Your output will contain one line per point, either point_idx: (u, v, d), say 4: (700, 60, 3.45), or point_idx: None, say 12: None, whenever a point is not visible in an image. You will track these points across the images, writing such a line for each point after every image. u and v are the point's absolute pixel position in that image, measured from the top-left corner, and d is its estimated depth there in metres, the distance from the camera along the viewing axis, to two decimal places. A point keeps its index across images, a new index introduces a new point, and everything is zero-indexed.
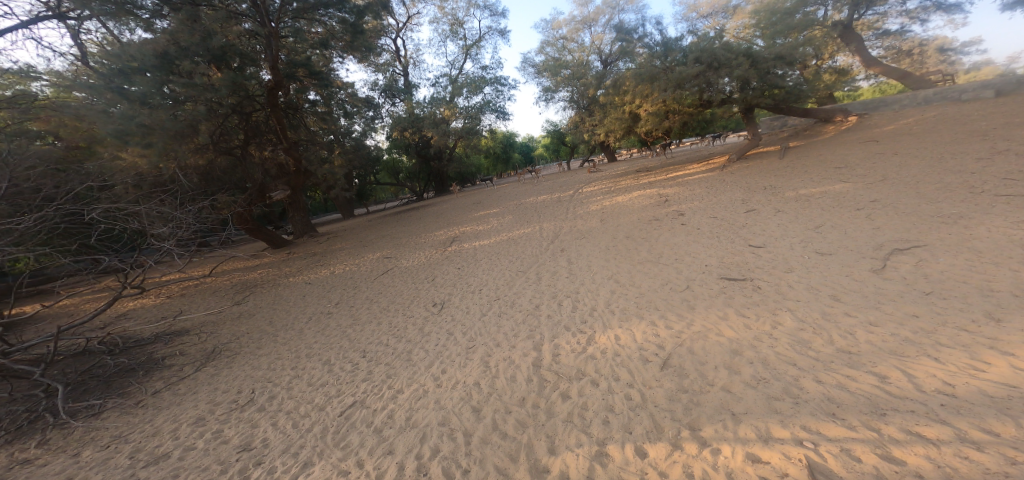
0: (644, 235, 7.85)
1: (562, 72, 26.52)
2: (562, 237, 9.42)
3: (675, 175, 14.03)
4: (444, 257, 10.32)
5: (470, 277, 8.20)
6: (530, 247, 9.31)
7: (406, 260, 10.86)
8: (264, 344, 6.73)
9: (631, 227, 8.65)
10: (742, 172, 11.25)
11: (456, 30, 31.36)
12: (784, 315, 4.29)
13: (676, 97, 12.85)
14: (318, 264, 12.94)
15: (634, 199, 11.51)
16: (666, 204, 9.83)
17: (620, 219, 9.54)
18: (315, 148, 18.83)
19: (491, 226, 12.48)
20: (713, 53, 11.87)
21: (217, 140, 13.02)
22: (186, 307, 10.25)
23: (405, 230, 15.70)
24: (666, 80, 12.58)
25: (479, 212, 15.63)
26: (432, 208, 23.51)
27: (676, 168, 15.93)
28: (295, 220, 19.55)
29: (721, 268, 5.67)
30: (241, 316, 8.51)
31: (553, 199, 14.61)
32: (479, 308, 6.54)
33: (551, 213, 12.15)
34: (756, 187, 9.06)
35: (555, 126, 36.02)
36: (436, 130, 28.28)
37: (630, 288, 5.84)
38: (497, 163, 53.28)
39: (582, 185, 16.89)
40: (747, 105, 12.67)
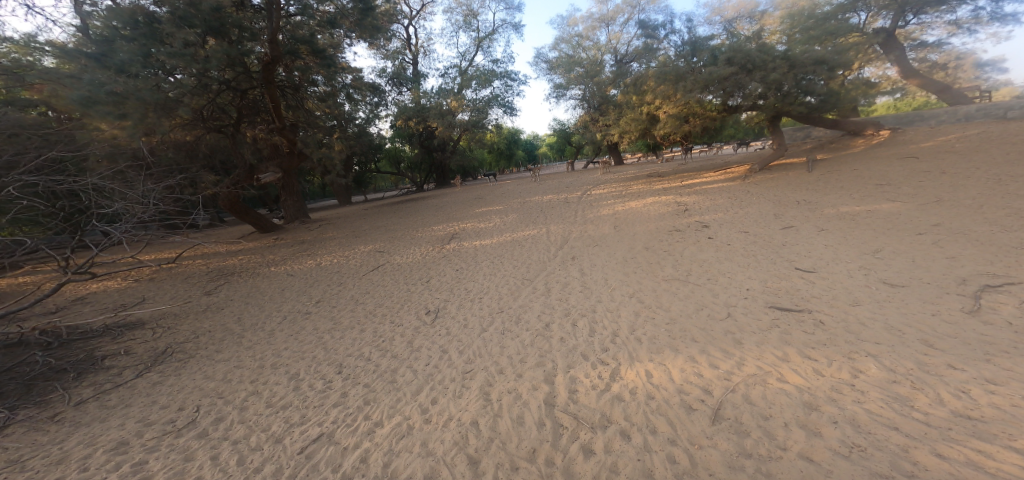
0: (668, 246, 6.99)
1: (576, 69, 25.67)
2: (573, 242, 8.55)
3: (692, 183, 13.21)
4: (442, 256, 9.42)
5: (469, 281, 7.31)
6: (536, 251, 8.43)
7: (400, 256, 9.94)
8: (225, 347, 5.82)
9: (651, 236, 7.78)
10: (768, 184, 10.45)
11: (470, 21, 30.44)
12: (865, 363, 3.44)
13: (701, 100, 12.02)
14: (304, 253, 11.97)
15: (650, 205, 10.64)
16: (688, 213, 8.97)
17: (639, 226, 8.67)
18: (312, 132, 17.84)
19: (495, 224, 11.57)
20: (747, 54, 11.08)
21: (207, 117, 11.95)
22: (153, 294, 9.30)
23: (401, 222, 14.75)
24: (694, 81, 11.76)
25: (482, 208, 14.69)
26: (432, 200, 22.55)
27: (691, 175, 15.13)
28: (287, 205, 18.55)
29: (766, 292, 4.82)
30: (208, 310, 7.59)
31: (561, 199, 13.76)
32: (479, 322, 5.66)
33: (559, 215, 11.25)
34: (789, 200, 8.23)
35: (563, 125, 35.18)
36: (441, 121, 27.32)
37: (659, 310, 4.97)
38: (500, 160, 52.42)
39: (591, 187, 16.06)
40: (777, 112, 11.86)
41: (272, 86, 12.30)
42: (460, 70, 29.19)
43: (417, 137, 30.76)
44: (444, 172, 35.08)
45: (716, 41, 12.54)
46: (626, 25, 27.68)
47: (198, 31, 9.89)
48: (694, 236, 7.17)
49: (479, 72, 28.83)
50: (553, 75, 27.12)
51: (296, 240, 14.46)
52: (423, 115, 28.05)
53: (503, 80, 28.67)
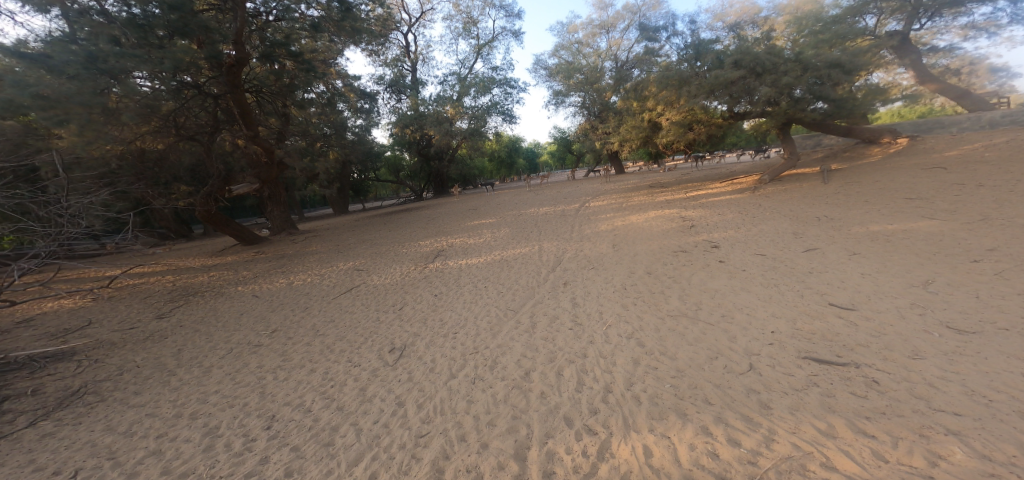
0: (674, 270, 6.09)
1: (576, 76, 24.99)
2: (566, 263, 7.67)
3: (696, 194, 12.34)
4: (422, 276, 8.52)
5: (446, 310, 6.43)
6: (525, 274, 7.52)
7: (378, 276, 9.03)
8: (147, 389, 4.98)
9: (654, 258, 6.87)
10: (780, 196, 9.56)
11: (469, 28, 29.95)
12: (945, 444, 2.46)
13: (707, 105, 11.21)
14: (278, 270, 11.06)
15: (653, 220, 9.73)
16: (694, 229, 8.06)
17: (640, 246, 7.75)
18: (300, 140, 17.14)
19: (485, 239, 10.67)
20: (756, 57, 10.26)
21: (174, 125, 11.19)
22: (103, 317, 8.47)
23: (388, 235, 13.88)
24: (700, 85, 10.95)
25: (474, 221, 13.82)
26: (426, 210, 21.74)
27: (695, 185, 14.26)
28: (274, 216, 17.77)
29: (798, 337, 3.90)
30: (150, 338, 6.77)
31: (557, 211, 12.94)
32: (447, 365, 4.77)
33: (554, 231, 10.35)
34: (809, 215, 7.32)
35: (563, 133, 34.51)
36: (437, 129, 26.65)
37: (662, 358, 4.06)
38: (501, 168, 51.99)
39: (589, 197, 15.24)
40: (789, 119, 10.99)
41: (237, 90, 11.48)
42: (458, 78, 28.62)
43: (414, 146, 30.07)
44: (442, 180, 34.32)
45: (722, 45, 11.76)
46: (627, 31, 27.09)
47: (161, 33, 9.00)
48: (703, 258, 6.26)
49: (477, 80, 28.24)
50: (552, 82, 26.46)
51: (276, 254, 13.58)
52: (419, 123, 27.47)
53: (501, 88, 28.07)
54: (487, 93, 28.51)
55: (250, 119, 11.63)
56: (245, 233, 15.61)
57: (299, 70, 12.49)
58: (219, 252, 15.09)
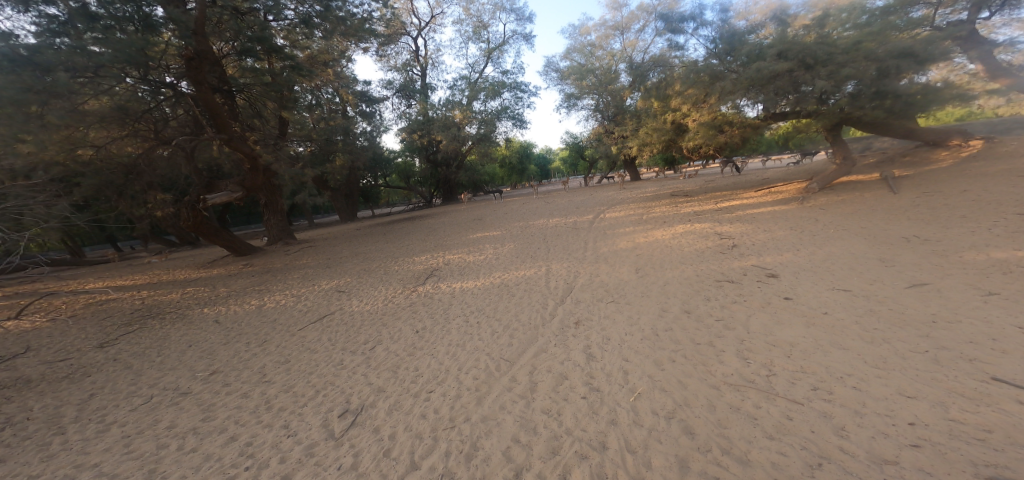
0: (722, 310, 4.61)
1: (589, 77, 23.63)
2: (579, 293, 6.24)
3: (729, 203, 10.77)
4: (406, 303, 7.18)
5: (426, 355, 5.07)
6: (528, 306, 6.11)
7: (358, 300, 7.74)
8: (16, 458, 3.75)
9: (693, 291, 5.38)
10: (838, 207, 7.96)
11: (480, 32, 28.98)
12: None
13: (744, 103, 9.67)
14: (256, 287, 9.88)
15: (683, 235, 8.20)
16: (739, 250, 6.53)
17: (673, 271, 6.26)
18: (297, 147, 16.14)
19: (486, 257, 9.29)
20: (809, 48, 8.62)
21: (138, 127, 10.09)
22: (44, 342, 7.39)
23: (384, 248, 12.64)
24: (736, 80, 9.39)
25: (477, 233, 12.50)
26: (431, 219, 20.55)
27: (726, 193, 12.66)
28: (271, 225, 16.82)
29: (955, 442, 2.41)
30: (72, 377, 5.59)
31: (569, 223, 11.55)
32: (409, 447, 3.41)
33: (564, 248, 8.92)
34: (891, 235, 5.72)
35: (575, 138, 33.08)
36: (445, 134, 25.61)
37: (726, 462, 2.61)
38: (512, 175, 50.90)
39: (605, 207, 13.79)
40: (845, 119, 9.25)
41: (203, 87, 10.19)
42: (467, 82, 27.60)
43: (421, 152, 29.05)
44: (450, 187, 33.20)
45: (760, 34, 10.26)
46: (643, 32, 25.74)
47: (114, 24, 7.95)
48: (762, 293, 4.75)
49: (487, 84, 27.16)
50: (563, 85, 25.15)
51: (262, 267, 12.48)
52: (426, 128, 26.50)
53: (511, 92, 26.96)
54: (497, 97, 27.37)
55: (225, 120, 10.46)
56: (237, 244, 14.66)
57: (282, 68, 11.28)
58: (207, 264, 14.13)
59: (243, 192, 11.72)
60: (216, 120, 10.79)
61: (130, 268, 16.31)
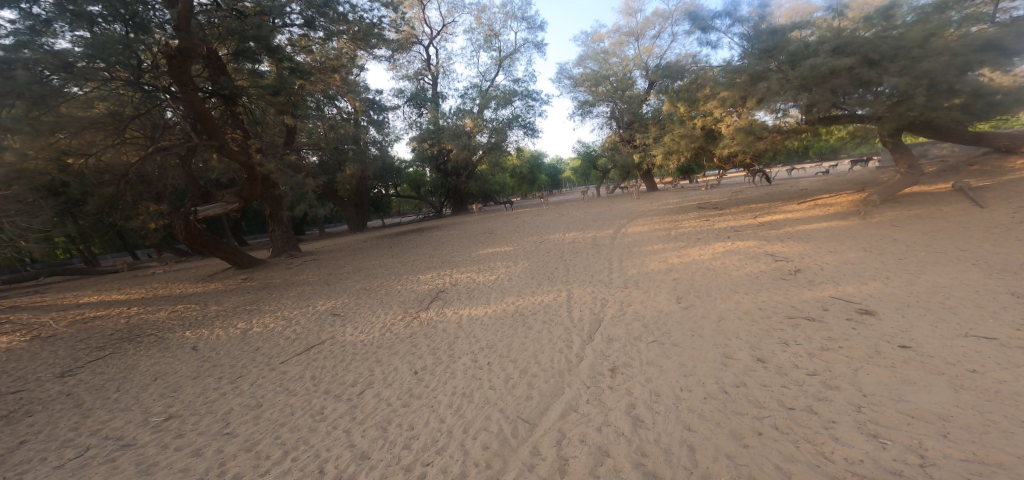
0: (812, 361, 3.70)
1: (604, 83, 22.80)
2: (610, 328, 5.20)
3: (769, 216, 9.62)
4: (408, 332, 6.27)
5: (427, 409, 4.08)
6: (548, 343, 5.11)
7: (354, 326, 6.84)
8: None
9: (761, 332, 4.36)
10: (911, 223, 6.81)
11: (492, 40, 28.53)
12: None
13: (790, 106, 8.60)
14: (250, 306, 9.08)
15: (726, 254, 7.10)
16: (802, 276, 5.42)
17: (726, 302, 5.21)
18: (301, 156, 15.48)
19: (498, 277, 8.34)
20: (872, 44, 7.52)
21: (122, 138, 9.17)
22: (6, 368, 6.60)
23: (389, 264, 11.79)
24: (783, 80, 8.36)
25: (487, 248, 11.57)
26: (440, 231, 19.74)
27: (761, 205, 11.49)
28: (275, 237, 16.15)
29: None
30: (8, 419, 4.69)
31: (587, 238, 10.55)
32: None
33: (586, 268, 7.91)
34: (1009, 264, 4.60)
35: (588, 147, 32.19)
36: (456, 143, 24.96)
37: None
38: (523, 184, 50.29)
39: (625, 219, 12.75)
40: (909, 124, 8.13)
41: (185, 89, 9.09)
42: (479, 90, 27.06)
43: (432, 161, 28.44)
44: (460, 197, 32.48)
45: (803, 31, 9.28)
46: (659, 38, 24.96)
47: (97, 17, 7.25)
48: (866, 341, 3.81)
49: (499, 92, 26.56)
50: (576, 92, 24.37)
51: (261, 282, 11.73)
52: (437, 137, 25.94)
53: (524, 100, 26.27)
54: (509, 105, 26.73)
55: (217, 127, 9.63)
56: (239, 257, 13.97)
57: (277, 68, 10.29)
58: (206, 278, 13.45)
59: (241, 203, 10.95)
60: (207, 126, 9.96)
61: (132, 280, 15.76)
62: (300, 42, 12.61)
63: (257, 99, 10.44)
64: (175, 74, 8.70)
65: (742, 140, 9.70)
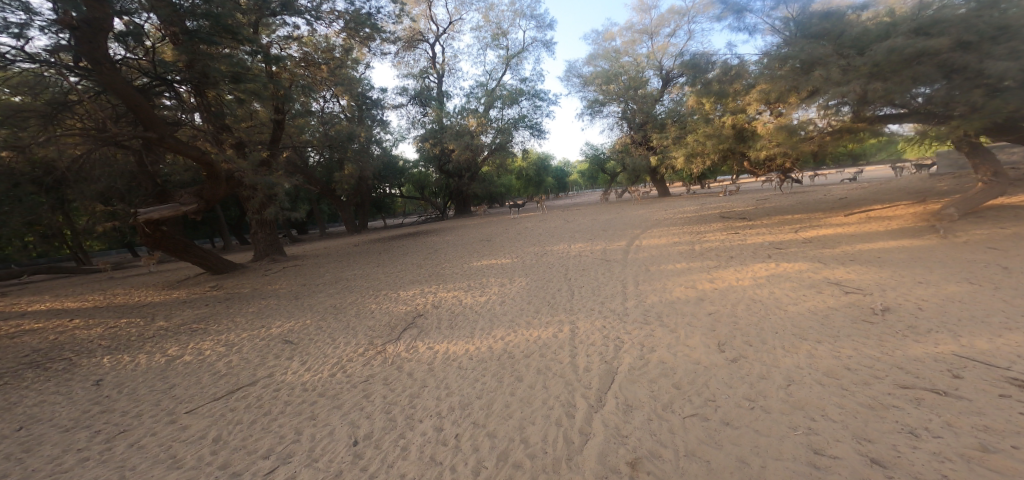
0: (976, 474, 2.20)
1: (617, 81, 21.37)
2: (630, 389, 3.77)
3: (812, 228, 8.12)
4: (364, 374, 4.87)
5: None
6: (543, 407, 3.69)
7: (303, 361, 5.48)
8: None
9: (863, 411, 2.88)
10: (1016, 244, 5.29)
11: (500, 38, 27.32)
12: None
13: (845, 103, 7.14)
14: (197, 324, 7.75)
15: (773, 278, 5.62)
16: (894, 320, 3.96)
17: (790, 356, 3.75)
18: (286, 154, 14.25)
19: (489, 299, 6.93)
20: (962, 21, 6.03)
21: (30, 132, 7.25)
22: None
23: (371, 275, 10.43)
24: (848, 67, 6.86)
25: (482, 260, 10.19)
26: (437, 236, 18.41)
27: (797, 214, 9.98)
28: (257, 239, 14.93)
29: None
30: None
31: (596, 251, 9.14)
32: None
33: (594, 291, 6.47)
34: None
35: (597, 150, 30.73)
36: (457, 142, 23.65)
37: None
38: (529, 187, 49.05)
39: (638, 229, 11.33)
40: (997, 123, 6.61)
41: (105, 69, 7.12)
42: (485, 90, 25.78)
43: (435, 162, 27.14)
44: (463, 200, 31.20)
45: (863, 14, 7.82)
46: (675, 36, 23.48)
47: None
48: None
49: (505, 91, 25.23)
50: (586, 92, 22.91)
51: (226, 292, 10.44)
52: (439, 137, 24.73)
53: (531, 100, 24.97)
54: (516, 105, 25.43)
55: (160, 119, 7.92)
56: (213, 261, 12.72)
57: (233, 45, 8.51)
58: (174, 284, 12.22)
59: (200, 203, 9.55)
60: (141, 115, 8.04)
61: (103, 283, 14.65)
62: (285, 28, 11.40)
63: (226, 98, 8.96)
64: (85, 49, 6.81)
65: (783, 141, 8.25)
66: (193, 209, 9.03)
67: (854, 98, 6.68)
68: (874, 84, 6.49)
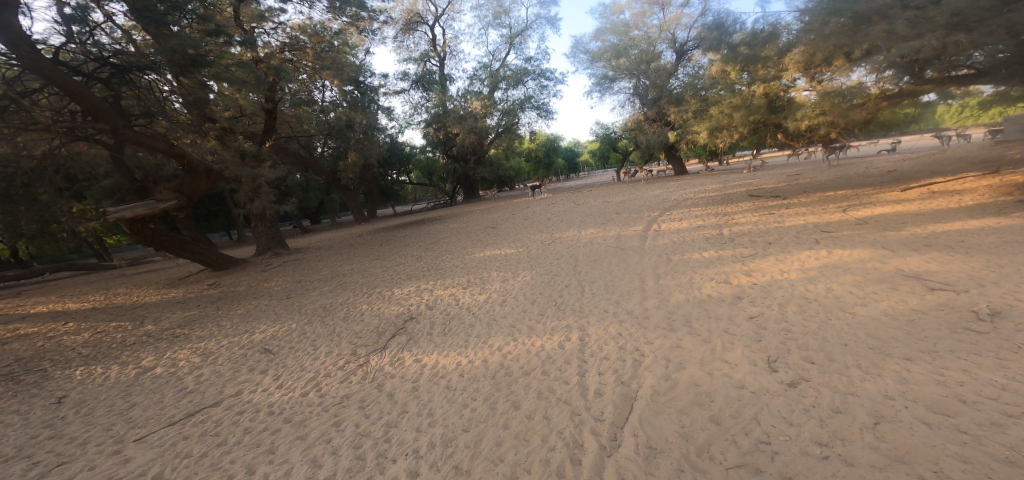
0: None
1: (627, 54, 19.83)
2: (661, 421, 2.97)
3: (860, 205, 7.01)
4: (340, 395, 4.20)
5: None
6: (544, 447, 2.92)
7: (278, 375, 4.84)
8: None
9: (1006, 471, 2.03)
10: None
11: (502, 16, 25.82)
12: None
13: (911, 63, 5.87)
14: (181, 328, 7.25)
15: (824, 269, 4.68)
16: (1014, 329, 3.04)
17: (870, 380, 2.90)
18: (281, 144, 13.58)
19: (488, 298, 6.16)
20: None
21: None
22: None
23: (371, 269, 9.82)
24: (920, 19, 5.53)
25: (483, 251, 9.42)
26: (442, 223, 17.75)
27: (837, 189, 8.81)
28: (258, 233, 14.48)
29: None
30: None
31: (607, 238, 8.23)
32: None
33: (606, 287, 5.61)
34: None
35: (607, 129, 29.30)
36: (462, 126, 22.72)
37: None
38: (539, 168, 47.92)
39: (653, 211, 10.31)
40: None
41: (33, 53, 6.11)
42: (488, 71, 24.51)
43: (440, 147, 26.26)
44: (471, 185, 30.38)
45: None
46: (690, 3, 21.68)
47: None
48: None
49: (509, 71, 23.97)
50: (594, 68, 21.44)
51: (222, 290, 9.98)
52: (443, 121, 23.79)
53: (537, 79, 23.66)
54: (521, 85, 24.17)
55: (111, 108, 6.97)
56: (213, 256, 12.28)
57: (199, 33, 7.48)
58: (174, 281, 11.88)
59: (182, 199, 8.92)
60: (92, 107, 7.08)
61: (110, 281, 14.50)
62: (272, 13, 10.84)
63: (190, 88, 7.96)
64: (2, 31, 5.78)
65: (831, 108, 7.00)
66: (173, 206, 8.40)
67: (929, 54, 5.45)
68: (957, 33, 5.24)
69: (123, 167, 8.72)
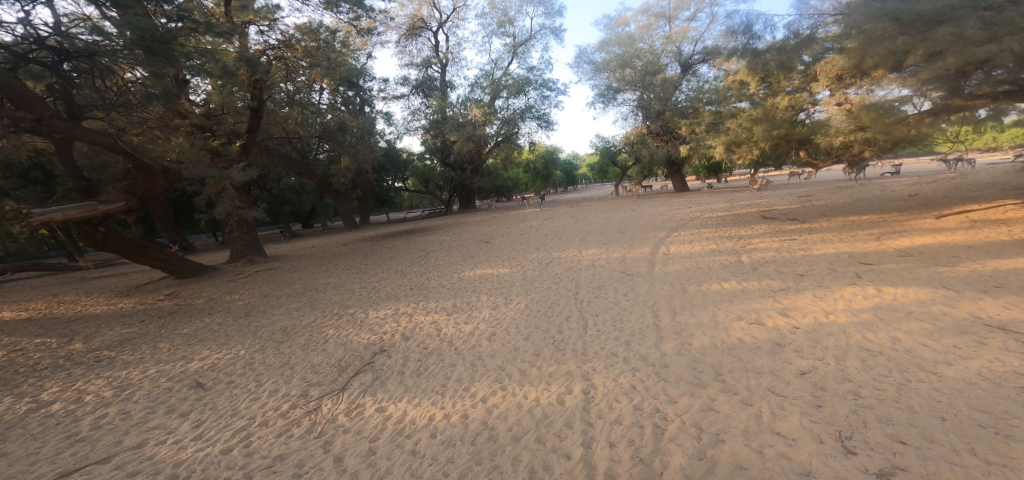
0: None
1: (632, 65, 19.38)
2: None
3: (895, 232, 6.29)
4: (271, 455, 3.24)
5: None
6: None
7: (204, 422, 3.85)
8: None
9: None
10: None
11: (506, 25, 25.47)
12: None
13: (975, 70, 5.17)
14: (110, 350, 6.21)
15: (880, 312, 3.88)
16: None
17: (998, 475, 2.06)
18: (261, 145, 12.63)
19: (475, 330, 5.26)
20: None
21: None
22: None
23: (350, 284, 8.88)
24: (995, 20, 4.87)
25: (476, 268, 8.56)
26: (434, 234, 16.83)
27: (862, 213, 8.12)
28: (231, 239, 13.41)
29: None
30: None
31: (614, 259, 7.42)
32: None
33: (614, 323, 4.76)
34: None
35: (607, 144, 28.82)
36: (459, 133, 22.00)
37: None
38: (537, 180, 47.46)
39: (661, 231, 9.55)
40: None
41: None
42: (489, 79, 24.00)
43: (437, 154, 25.52)
44: (467, 194, 29.57)
45: None
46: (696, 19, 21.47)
47: None
48: None
49: (511, 79, 23.47)
50: (597, 80, 21.00)
51: (177, 303, 8.91)
52: (440, 128, 23.10)
53: (539, 89, 23.19)
54: (522, 94, 23.65)
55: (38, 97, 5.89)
56: (177, 263, 11.16)
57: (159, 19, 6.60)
58: (130, 290, 10.76)
59: (132, 202, 7.89)
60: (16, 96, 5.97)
61: (64, 286, 13.30)
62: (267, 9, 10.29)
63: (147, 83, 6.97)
64: None
65: (871, 124, 6.34)
66: (117, 208, 7.35)
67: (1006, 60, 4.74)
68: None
69: (67, 163, 7.70)
